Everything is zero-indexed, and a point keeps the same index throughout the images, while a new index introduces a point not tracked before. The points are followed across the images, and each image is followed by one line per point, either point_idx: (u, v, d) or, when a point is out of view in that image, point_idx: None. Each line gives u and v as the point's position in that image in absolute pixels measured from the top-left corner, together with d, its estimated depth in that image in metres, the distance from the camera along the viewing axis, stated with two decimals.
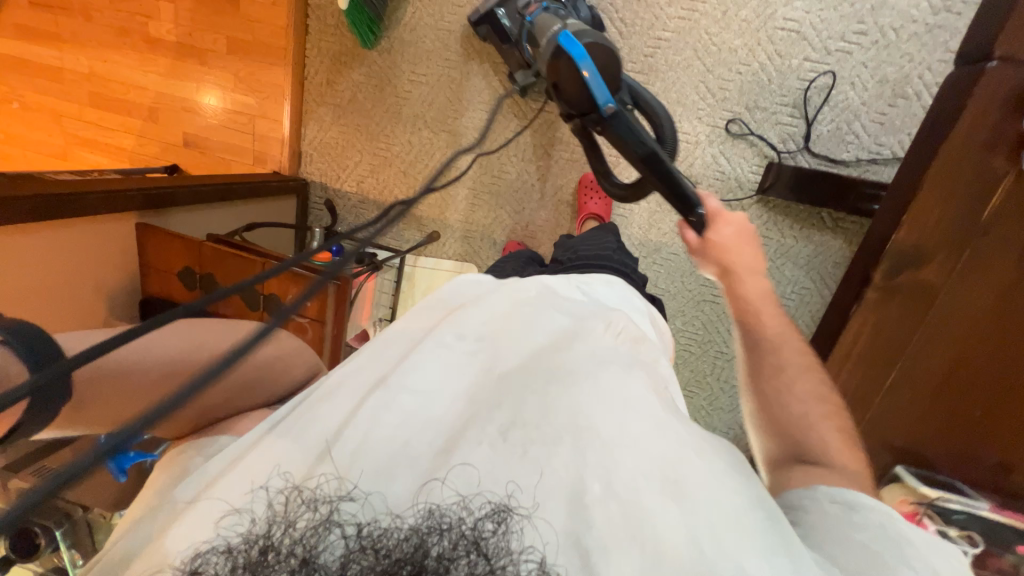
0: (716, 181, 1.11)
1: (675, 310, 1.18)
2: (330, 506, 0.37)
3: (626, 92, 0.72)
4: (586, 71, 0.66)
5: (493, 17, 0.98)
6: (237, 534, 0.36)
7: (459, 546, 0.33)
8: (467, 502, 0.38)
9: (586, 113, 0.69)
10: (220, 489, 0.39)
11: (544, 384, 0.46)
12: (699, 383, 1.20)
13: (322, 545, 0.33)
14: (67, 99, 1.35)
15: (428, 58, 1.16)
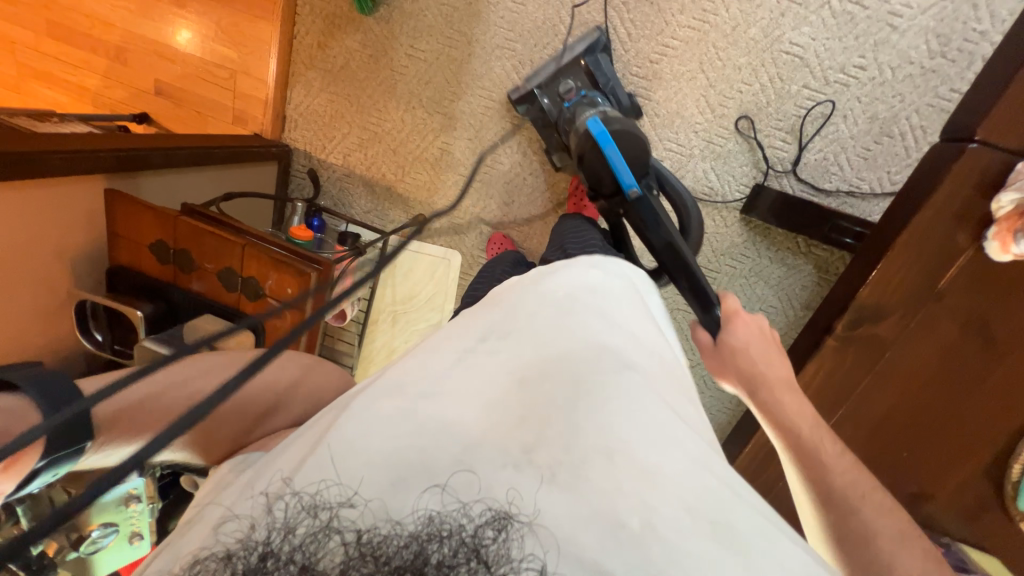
0: (703, 196, 1.13)
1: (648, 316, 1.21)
2: (330, 512, 0.38)
3: (653, 179, 0.85)
4: (611, 155, 0.80)
5: (536, 99, 1.01)
6: (235, 539, 0.38)
7: (459, 553, 0.36)
8: (468, 508, 0.39)
9: (613, 195, 0.83)
10: (228, 499, 0.43)
11: (577, 396, 0.44)
12: None
13: (322, 552, 0.36)
14: (21, 25, 1.21)
15: (428, 34, 1.10)
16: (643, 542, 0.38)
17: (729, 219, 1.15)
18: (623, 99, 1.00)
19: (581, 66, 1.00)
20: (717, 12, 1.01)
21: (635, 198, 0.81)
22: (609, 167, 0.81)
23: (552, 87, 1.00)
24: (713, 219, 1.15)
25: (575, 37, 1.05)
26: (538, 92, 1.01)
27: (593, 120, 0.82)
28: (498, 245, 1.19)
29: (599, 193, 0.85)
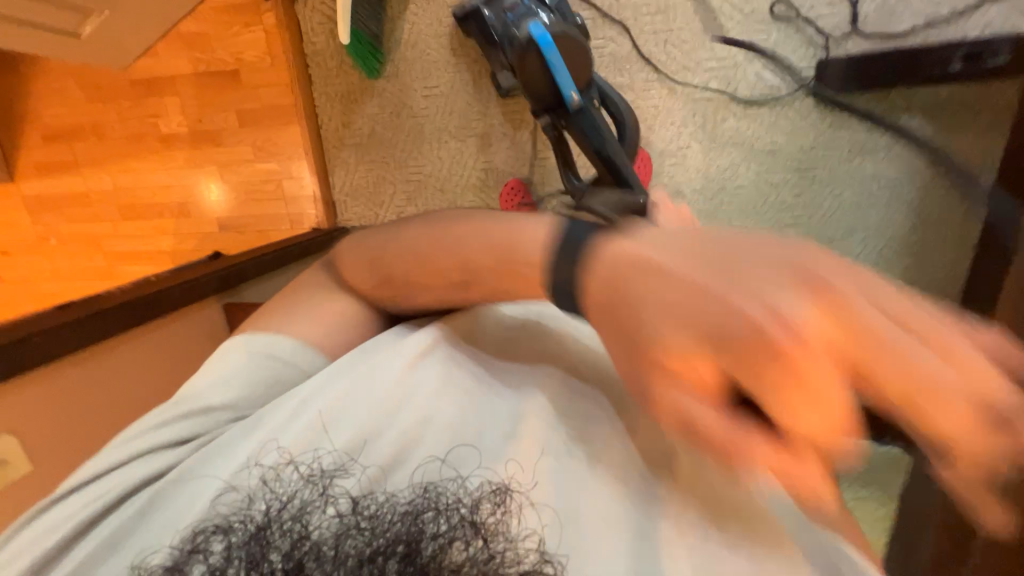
0: (765, 98, 1.06)
1: None
2: (326, 482, 0.49)
3: (597, 90, 0.95)
4: (552, 58, 0.86)
5: (479, 15, 0.96)
6: (232, 507, 0.48)
7: (455, 526, 0.46)
8: (464, 481, 0.49)
9: (558, 107, 0.91)
10: (212, 469, 0.51)
11: (553, 384, 0.54)
12: None
13: (316, 523, 0.47)
14: (99, 220, 1.35)
15: (436, 68, 1.13)
16: (579, 518, 0.47)
17: (803, 109, 1.06)
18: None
19: None
20: None
21: (576, 109, 0.90)
22: (551, 74, 0.87)
23: (495, 3, 0.93)
24: (784, 117, 1.07)
25: None
26: (482, 7, 0.95)
27: (536, 26, 0.85)
28: (514, 191, 1.14)
29: (542, 107, 0.92)
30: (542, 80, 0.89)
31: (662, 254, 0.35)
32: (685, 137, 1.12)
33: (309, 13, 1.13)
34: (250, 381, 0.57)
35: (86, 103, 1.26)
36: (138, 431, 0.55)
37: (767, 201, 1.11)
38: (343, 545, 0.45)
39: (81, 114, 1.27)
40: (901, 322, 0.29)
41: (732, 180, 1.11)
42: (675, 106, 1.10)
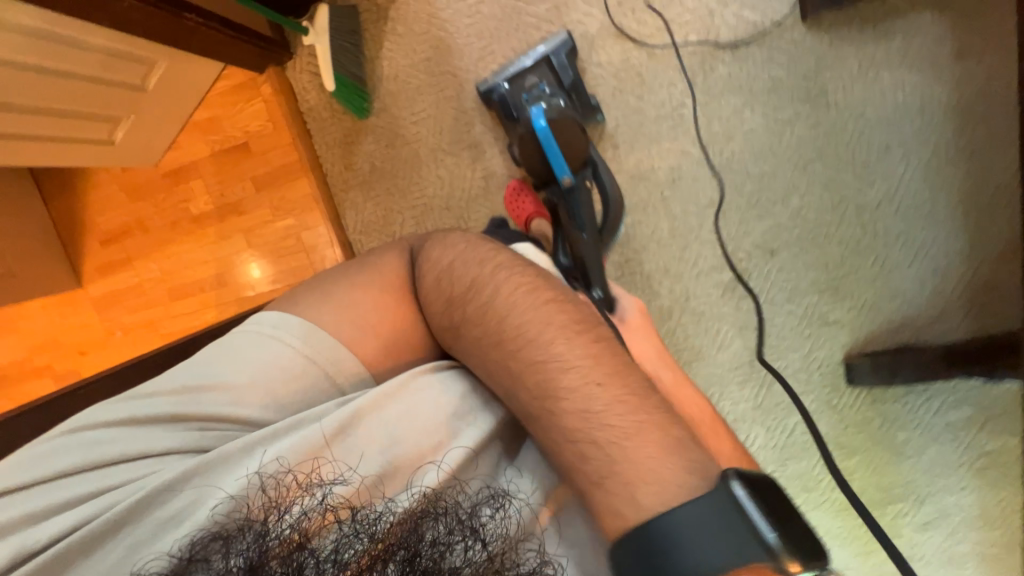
0: (752, 34, 1.06)
1: (788, 187, 1.10)
2: (322, 491, 0.52)
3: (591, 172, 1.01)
4: (546, 137, 0.92)
5: (500, 89, 1.09)
6: (222, 519, 0.51)
7: (454, 531, 0.50)
8: (461, 488, 0.55)
9: (551, 182, 0.96)
10: (207, 480, 0.53)
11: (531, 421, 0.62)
12: (855, 254, 1.11)
13: (312, 532, 0.50)
14: (152, 306, 1.42)
15: (420, 94, 1.18)
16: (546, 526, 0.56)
17: (795, 36, 1.05)
18: (577, 73, 1.08)
19: (546, 68, 1.08)
20: None
21: (567, 187, 0.94)
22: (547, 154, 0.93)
23: (516, 83, 1.08)
24: (776, 51, 1.06)
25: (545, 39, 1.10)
26: (503, 84, 1.08)
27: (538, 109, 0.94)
28: (517, 192, 1.12)
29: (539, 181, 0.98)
30: (540, 159, 0.95)
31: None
32: (678, 96, 1.10)
33: (300, 75, 1.23)
34: (260, 372, 0.60)
35: (129, 204, 1.39)
36: (129, 416, 0.57)
37: (783, 140, 1.08)
38: (346, 553, 0.48)
39: (124, 215, 1.40)
40: None
41: (739, 128, 1.09)
42: (659, 68, 1.09)
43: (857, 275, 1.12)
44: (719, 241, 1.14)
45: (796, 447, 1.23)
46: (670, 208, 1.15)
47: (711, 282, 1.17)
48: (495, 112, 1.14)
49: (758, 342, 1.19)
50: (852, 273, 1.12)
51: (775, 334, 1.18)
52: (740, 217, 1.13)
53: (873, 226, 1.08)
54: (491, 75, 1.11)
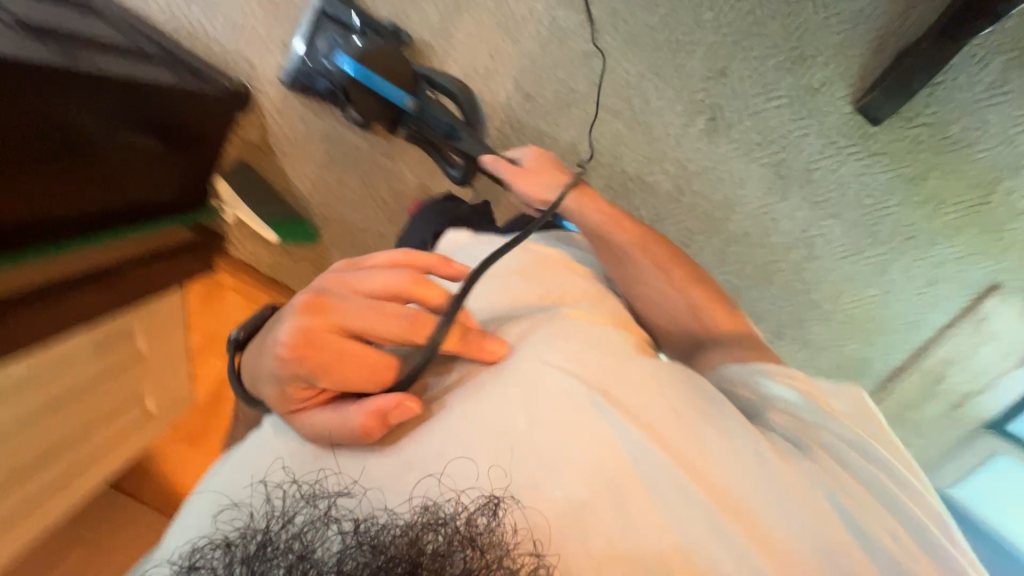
0: None
1: (695, 11, 1.05)
2: (326, 503, 0.54)
3: (424, 82, 1.00)
4: (360, 75, 0.94)
5: (300, 68, 1.03)
6: (231, 527, 0.53)
7: (452, 541, 0.49)
8: (460, 497, 0.54)
9: (398, 113, 0.99)
10: (228, 489, 0.58)
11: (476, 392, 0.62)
12: (794, 17, 1.05)
13: (317, 541, 0.49)
14: None
15: (344, 186, 1.18)
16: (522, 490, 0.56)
17: None
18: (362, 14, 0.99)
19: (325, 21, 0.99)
20: None
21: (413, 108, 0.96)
22: (374, 91, 0.96)
23: (309, 54, 1.01)
24: None
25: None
26: (302, 63, 1.02)
27: (339, 57, 0.94)
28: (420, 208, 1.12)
29: (388, 120, 1.01)
30: (372, 102, 0.97)
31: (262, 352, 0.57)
32: (545, 16, 1.06)
33: (246, 250, 1.25)
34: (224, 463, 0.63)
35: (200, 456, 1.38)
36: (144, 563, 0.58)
37: None
38: (347, 564, 0.46)
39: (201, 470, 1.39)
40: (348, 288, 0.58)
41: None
42: (511, 4, 1.05)
43: (809, 32, 1.06)
44: (673, 101, 1.12)
45: (873, 211, 1.19)
46: (611, 109, 1.13)
47: (692, 138, 1.15)
48: (316, 93, 1.08)
49: (770, 155, 1.16)
50: (804, 34, 1.06)
51: (779, 136, 1.14)
52: (675, 68, 1.09)
53: None
54: (285, 61, 1.05)
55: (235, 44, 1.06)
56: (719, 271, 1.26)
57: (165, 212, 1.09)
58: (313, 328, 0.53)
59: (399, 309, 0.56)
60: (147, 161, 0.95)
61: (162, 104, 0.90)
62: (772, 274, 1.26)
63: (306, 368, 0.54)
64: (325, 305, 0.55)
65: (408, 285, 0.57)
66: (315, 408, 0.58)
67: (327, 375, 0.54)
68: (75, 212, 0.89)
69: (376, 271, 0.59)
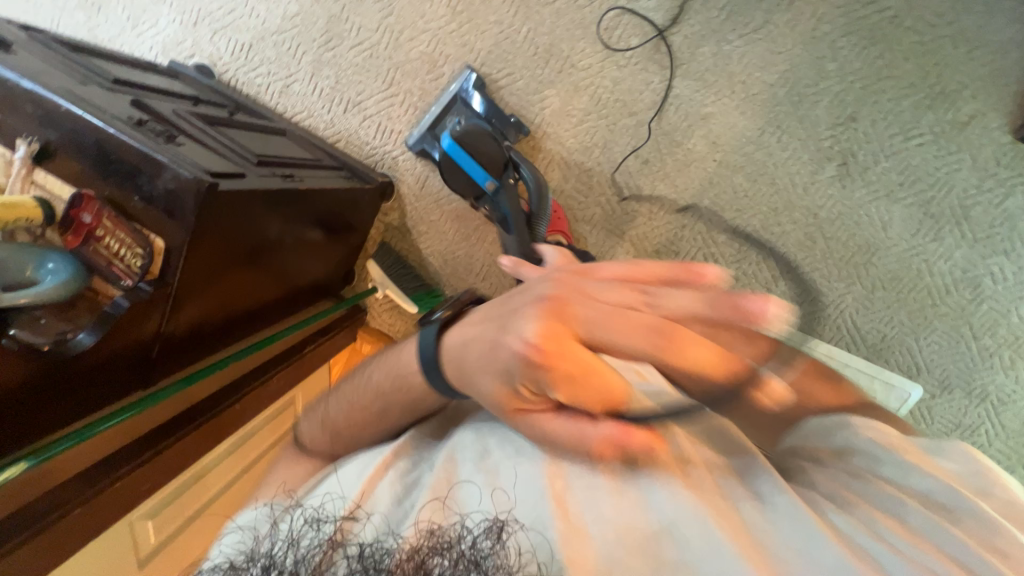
0: None
1: (818, 64, 1.05)
2: (332, 525, 0.54)
3: (512, 165, 1.05)
4: (455, 155, 1.06)
5: (422, 140, 1.16)
6: (233, 553, 0.54)
7: (457, 563, 0.44)
8: (465, 521, 0.53)
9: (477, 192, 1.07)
10: (237, 525, 0.61)
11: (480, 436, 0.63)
12: (930, 55, 1.01)
13: (321, 560, 0.48)
14: None
15: (471, 256, 1.26)
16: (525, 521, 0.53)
17: None
18: (489, 98, 1.12)
19: (460, 106, 1.13)
20: None
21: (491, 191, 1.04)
22: (461, 170, 1.06)
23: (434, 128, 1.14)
24: None
25: (449, 80, 1.16)
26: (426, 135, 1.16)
27: (445, 136, 1.07)
28: None
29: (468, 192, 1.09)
30: (459, 178, 1.08)
31: (462, 343, 0.57)
32: (661, 87, 1.11)
33: (381, 319, 1.36)
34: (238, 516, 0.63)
35: None
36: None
37: (777, 38, 1.05)
38: None
39: None
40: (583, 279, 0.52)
41: (731, 62, 1.08)
42: (628, 81, 1.11)
43: (951, 68, 1.01)
44: (798, 151, 1.10)
45: None
46: (731, 165, 1.13)
47: (823, 185, 1.11)
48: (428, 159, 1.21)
49: (915, 194, 1.08)
50: (944, 71, 1.02)
51: (925, 174, 1.07)
52: (798, 119, 1.08)
53: (922, 24, 1.00)
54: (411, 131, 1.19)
55: (382, 143, 1.22)
56: (864, 318, 1.16)
57: (317, 294, 1.20)
58: (556, 331, 0.48)
59: (647, 311, 0.49)
60: (310, 246, 1.02)
61: (331, 196, 0.97)
62: (930, 318, 1.13)
63: (536, 376, 0.48)
64: (564, 301, 0.50)
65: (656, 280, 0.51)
66: (538, 413, 0.51)
67: (556, 378, 0.48)
68: (256, 306, 0.96)
69: (614, 281, 0.51)
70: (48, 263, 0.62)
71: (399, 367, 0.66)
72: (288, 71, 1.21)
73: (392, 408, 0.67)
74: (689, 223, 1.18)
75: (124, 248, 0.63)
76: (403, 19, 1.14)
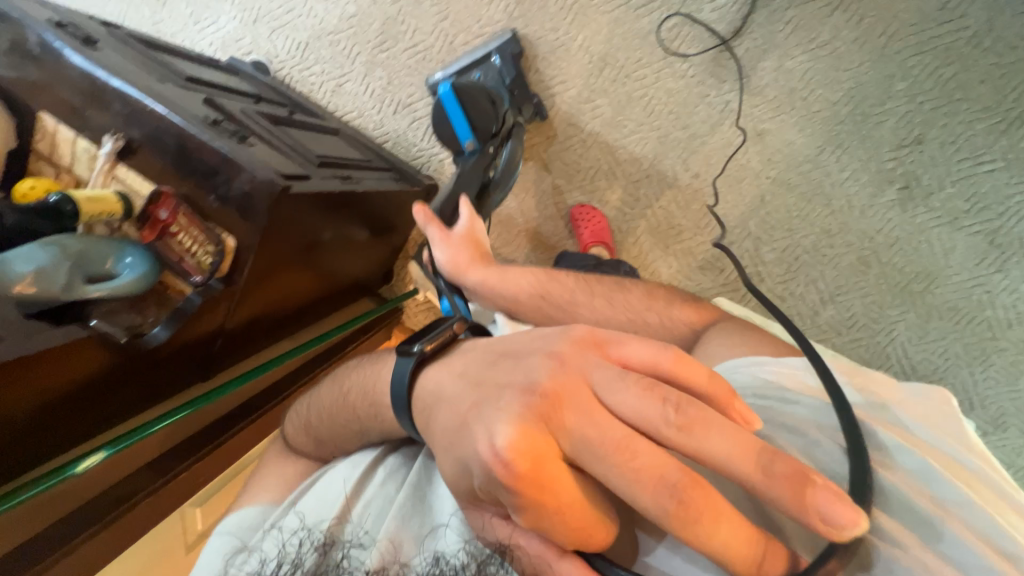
0: (737, 8, 1.04)
1: (887, 83, 1.01)
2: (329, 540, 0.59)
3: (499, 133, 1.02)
4: (451, 105, 1.01)
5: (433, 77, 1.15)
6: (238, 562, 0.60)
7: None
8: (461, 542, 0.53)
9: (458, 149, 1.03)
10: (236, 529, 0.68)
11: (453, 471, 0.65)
12: (1010, 78, 0.96)
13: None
14: None
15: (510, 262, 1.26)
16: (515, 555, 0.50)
17: None
18: (513, 67, 1.09)
19: (489, 63, 1.10)
20: None
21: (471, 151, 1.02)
22: (450, 122, 1.02)
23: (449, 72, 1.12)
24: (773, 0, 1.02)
25: (486, 38, 1.13)
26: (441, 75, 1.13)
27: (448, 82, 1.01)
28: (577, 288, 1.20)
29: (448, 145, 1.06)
30: (445, 128, 1.03)
31: (445, 393, 0.52)
32: (718, 101, 1.09)
33: (416, 320, 1.37)
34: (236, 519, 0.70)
35: None
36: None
37: (844, 56, 1.02)
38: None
39: None
40: (597, 352, 0.45)
41: (793, 78, 1.05)
42: (683, 93, 1.10)
43: None
44: (858, 172, 1.06)
45: None
46: (786, 183, 1.10)
47: (882, 208, 1.07)
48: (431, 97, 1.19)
49: (982, 223, 1.03)
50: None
51: (994, 203, 1.02)
52: (861, 139, 1.04)
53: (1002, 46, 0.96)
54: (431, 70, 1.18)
55: (429, 146, 1.22)
56: (916, 348, 1.11)
57: (355, 292, 1.21)
58: (537, 446, 0.41)
59: (649, 419, 0.39)
60: (354, 247, 1.02)
61: (380, 198, 0.97)
62: (988, 353, 1.08)
63: (512, 489, 0.41)
64: (564, 400, 0.41)
65: (673, 364, 0.42)
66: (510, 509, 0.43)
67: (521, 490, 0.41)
68: (301, 305, 0.97)
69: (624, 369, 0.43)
70: (126, 257, 0.64)
71: (376, 392, 0.66)
72: (342, 70, 1.22)
73: (367, 431, 0.69)
74: (737, 241, 1.15)
75: (196, 245, 0.65)
76: (458, 23, 1.14)
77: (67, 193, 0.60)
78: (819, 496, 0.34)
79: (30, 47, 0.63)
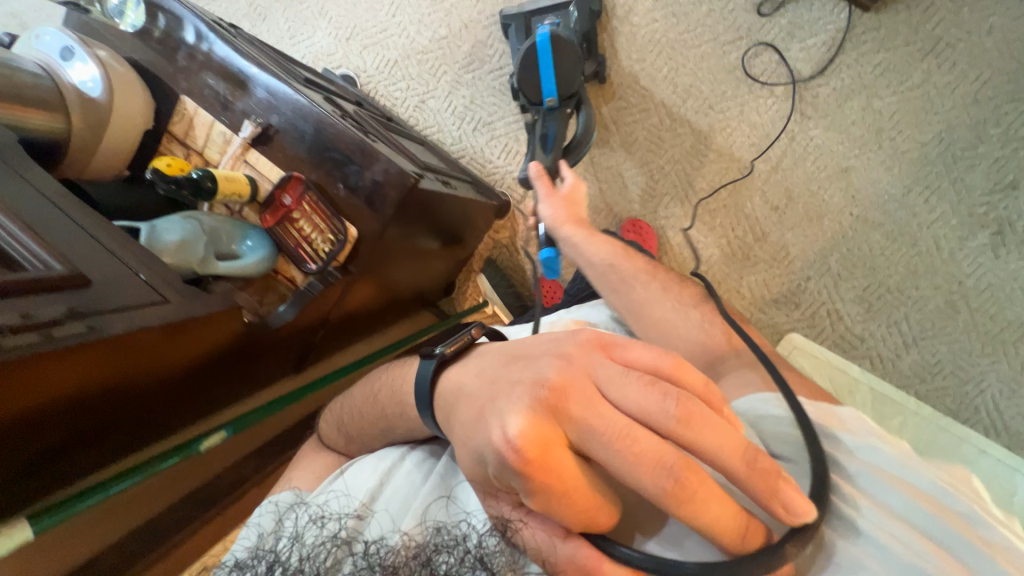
0: (826, 51, 1.07)
1: (979, 129, 1.01)
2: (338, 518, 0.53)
3: (581, 97, 1.03)
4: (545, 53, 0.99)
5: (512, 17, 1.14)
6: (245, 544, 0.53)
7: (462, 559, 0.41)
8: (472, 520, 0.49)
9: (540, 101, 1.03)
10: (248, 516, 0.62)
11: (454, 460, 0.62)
12: None
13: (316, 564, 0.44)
14: None
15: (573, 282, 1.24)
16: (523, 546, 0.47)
17: (869, 28, 1.04)
18: (588, 21, 1.10)
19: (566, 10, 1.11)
20: (653, 19, 1.14)
21: (553, 106, 1.01)
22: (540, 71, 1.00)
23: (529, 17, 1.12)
24: (864, 45, 1.05)
25: None
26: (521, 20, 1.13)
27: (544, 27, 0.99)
28: None
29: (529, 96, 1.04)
30: (532, 77, 1.01)
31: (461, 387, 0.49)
32: (802, 136, 1.10)
33: None
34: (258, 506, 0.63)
35: None
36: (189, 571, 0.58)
37: (935, 100, 1.02)
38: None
39: None
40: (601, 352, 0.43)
41: (881, 118, 1.05)
42: (767, 127, 1.11)
43: None
44: (947, 214, 1.04)
45: None
46: (870, 221, 1.08)
47: (972, 252, 1.04)
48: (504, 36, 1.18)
49: None
50: None
51: None
52: (951, 182, 1.03)
53: None
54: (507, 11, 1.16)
55: (505, 163, 1.24)
56: (1008, 404, 1.04)
57: (417, 304, 1.19)
58: (547, 434, 0.39)
59: (651, 412, 0.39)
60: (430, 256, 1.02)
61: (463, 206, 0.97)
62: None
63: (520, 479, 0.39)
64: (572, 394, 0.39)
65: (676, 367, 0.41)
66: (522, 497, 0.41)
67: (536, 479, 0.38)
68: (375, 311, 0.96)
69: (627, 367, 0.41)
70: (248, 240, 0.66)
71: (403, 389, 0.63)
72: (427, 88, 1.27)
73: (392, 427, 0.65)
74: (815, 275, 1.12)
75: (317, 233, 0.64)
76: None
77: (208, 170, 0.60)
78: (788, 487, 0.39)
79: (184, 38, 0.67)
